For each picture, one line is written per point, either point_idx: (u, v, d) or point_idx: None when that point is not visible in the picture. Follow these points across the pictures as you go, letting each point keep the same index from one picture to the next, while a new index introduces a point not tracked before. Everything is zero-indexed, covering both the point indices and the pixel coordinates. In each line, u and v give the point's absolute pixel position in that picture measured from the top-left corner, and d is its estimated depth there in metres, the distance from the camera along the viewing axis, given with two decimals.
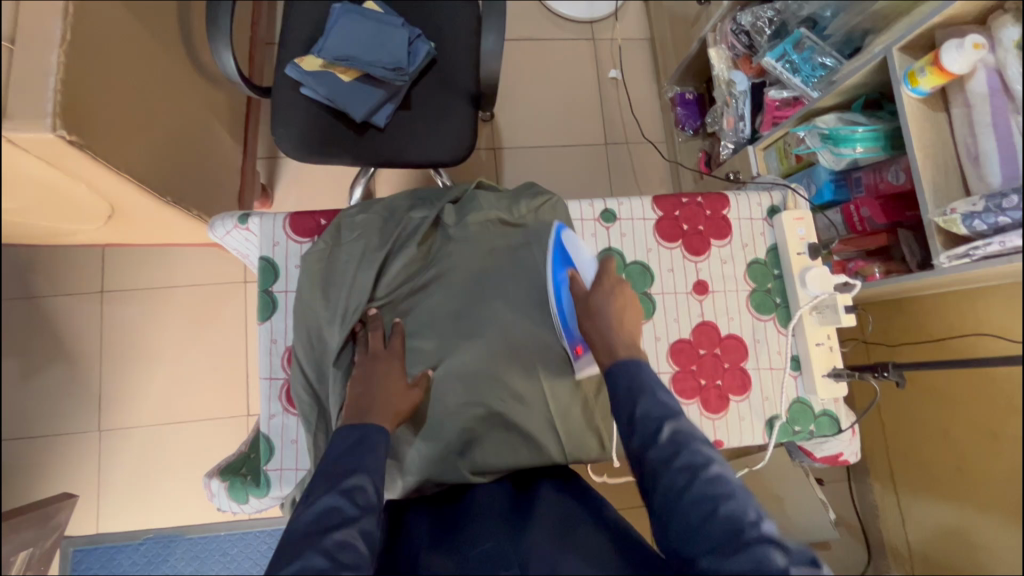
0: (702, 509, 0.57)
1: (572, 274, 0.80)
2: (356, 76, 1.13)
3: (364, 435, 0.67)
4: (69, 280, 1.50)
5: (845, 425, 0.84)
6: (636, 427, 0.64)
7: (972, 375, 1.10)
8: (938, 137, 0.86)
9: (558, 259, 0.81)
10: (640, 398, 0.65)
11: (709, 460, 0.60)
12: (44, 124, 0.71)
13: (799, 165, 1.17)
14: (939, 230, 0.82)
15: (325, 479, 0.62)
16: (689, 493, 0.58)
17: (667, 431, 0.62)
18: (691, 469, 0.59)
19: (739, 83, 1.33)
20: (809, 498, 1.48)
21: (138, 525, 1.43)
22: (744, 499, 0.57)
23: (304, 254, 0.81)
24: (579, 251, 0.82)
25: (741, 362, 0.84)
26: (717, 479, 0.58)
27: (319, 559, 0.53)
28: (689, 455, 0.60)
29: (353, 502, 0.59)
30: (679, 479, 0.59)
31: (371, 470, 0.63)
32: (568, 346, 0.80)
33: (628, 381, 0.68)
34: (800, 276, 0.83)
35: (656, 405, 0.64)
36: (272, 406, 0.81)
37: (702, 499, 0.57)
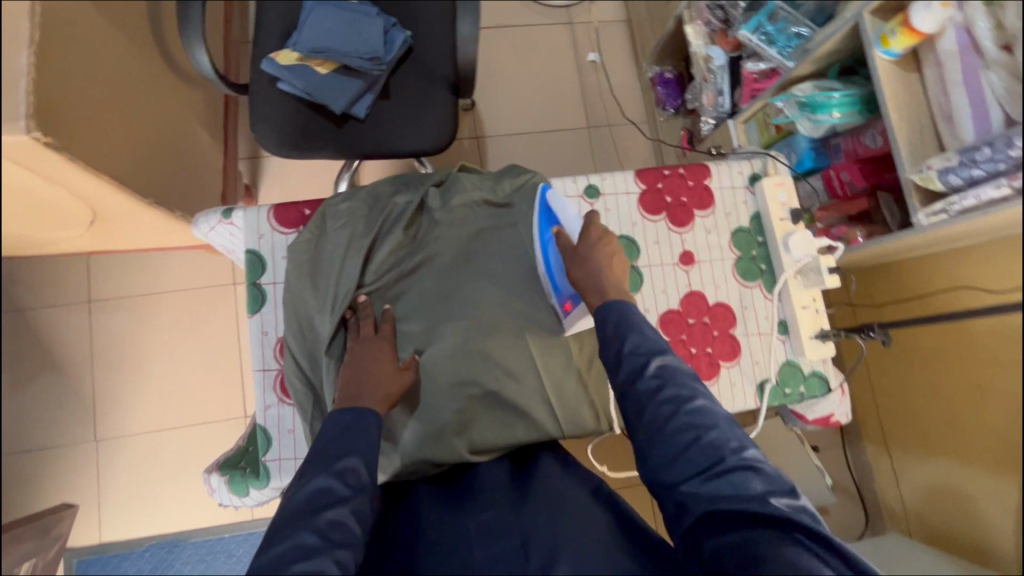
0: (686, 438, 0.59)
1: (556, 233, 0.80)
2: (333, 67, 1.12)
3: (356, 419, 0.66)
4: (55, 292, 1.49)
5: (834, 385, 0.86)
6: (623, 361, 0.65)
7: (955, 332, 1.13)
8: (912, 97, 0.87)
9: (544, 219, 0.82)
10: (629, 335, 0.66)
11: (694, 392, 0.62)
12: (18, 126, 0.70)
13: (779, 135, 1.18)
14: (917, 188, 0.84)
15: (317, 460, 0.62)
16: (673, 424, 0.60)
17: (653, 366, 0.63)
18: (676, 401, 0.61)
19: (717, 58, 1.33)
20: (807, 465, 1.51)
21: (141, 532, 1.43)
22: (726, 430, 0.60)
23: (289, 245, 0.82)
24: (564, 207, 0.81)
25: (730, 330, 0.85)
26: (701, 411, 0.60)
27: (310, 536, 0.54)
28: (674, 387, 0.62)
29: (345, 483, 0.60)
30: (664, 410, 0.61)
31: (363, 451, 0.64)
32: (557, 303, 0.82)
33: (616, 321, 0.69)
34: (784, 242, 0.85)
35: (643, 340, 0.65)
36: (267, 397, 0.81)
37: (687, 428, 0.59)
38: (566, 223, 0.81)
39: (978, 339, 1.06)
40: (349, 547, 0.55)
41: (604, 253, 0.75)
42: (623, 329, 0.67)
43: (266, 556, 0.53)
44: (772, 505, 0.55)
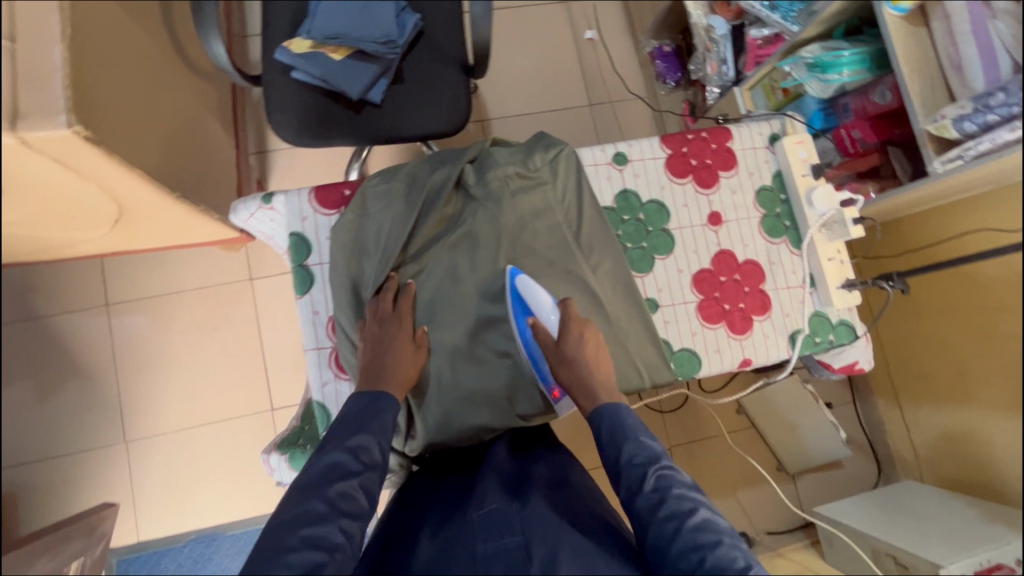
0: (692, 558, 0.60)
1: (532, 323, 0.80)
2: (347, 53, 1.13)
3: (374, 400, 0.74)
4: (74, 297, 1.49)
5: (861, 331, 0.90)
6: (623, 471, 0.69)
7: (959, 277, 1.17)
8: (922, 51, 0.91)
9: (519, 311, 0.82)
10: (625, 443, 0.70)
11: (695, 506, 0.64)
12: (59, 120, 0.71)
13: (787, 98, 1.21)
14: (932, 137, 0.87)
15: (336, 434, 0.70)
16: (677, 543, 0.61)
17: (652, 478, 0.67)
18: (678, 517, 0.63)
19: (718, 27, 1.35)
20: (820, 422, 1.59)
21: (179, 528, 1.45)
22: (732, 548, 0.60)
23: (326, 242, 0.84)
24: (535, 297, 0.81)
25: (759, 285, 0.89)
26: (704, 526, 0.62)
27: (320, 504, 0.62)
28: (674, 502, 0.64)
29: (357, 459, 0.67)
30: (667, 527, 0.63)
31: (376, 431, 0.71)
32: (545, 390, 0.82)
33: (612, 424, 0.73)
34: (807, 197, 0.88)
35: (640, 450, 0.69)
36: (324, 376, 0.84)
37: (691, 548, 0.60)
38: (542, 315, 0.82)
39: (985, 287, 1.10)
40: (354, 518, 0.63)
41: (585, 331, 0.80)
42: (620, 433, 0.71)
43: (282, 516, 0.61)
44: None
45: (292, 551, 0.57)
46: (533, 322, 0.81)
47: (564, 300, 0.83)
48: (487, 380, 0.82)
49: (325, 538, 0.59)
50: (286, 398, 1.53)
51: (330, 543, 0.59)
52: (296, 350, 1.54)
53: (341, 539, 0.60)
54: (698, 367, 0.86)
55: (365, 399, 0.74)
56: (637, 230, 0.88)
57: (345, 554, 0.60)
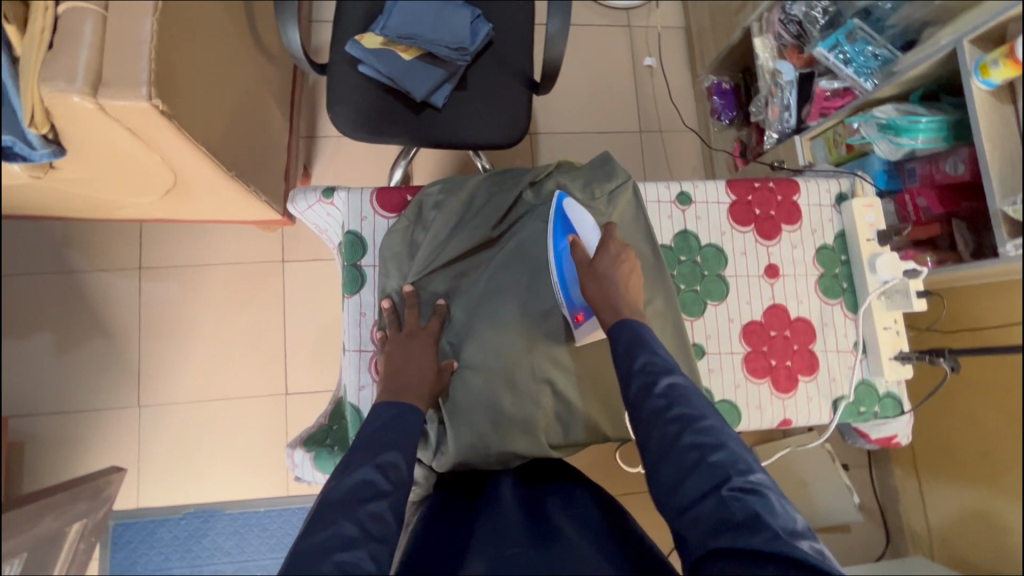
0: (690, 456, 0.60)
1: (572, 240, 0.81)
2: (417, 54, 1.13)
3: (401, 412, 0.70)
4: (108, 256, 1.50)
5: (907, 407, 0.87)
6: (633, 377, 0.67)
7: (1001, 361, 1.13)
8: (1006, 129, 0.88)
9: (558, 229, 0.82)
10: (642, 351, 0.69)
11: (703, 414, 0.63)
12: (140, 92, 0.72)
13: (850, 154, 1.18)
14: (1006, 220, 0.85)
15: (363, 451, 0.65)
16: (681, 441, 0.61)
17: (664, 384, 0.66)
18: (685, 420, 0.62)
19: (786, 73, 1.34)
20: (835, 484, 1.55)
21: (179, 500, 1.45)
22: (734, 453, 0.60)
23: (379, 244, 0.85)
24: (579, 217, 0.83)
25: (809, 345, 0.86)
26: (708, 430, 0.61)
27: (351, 527, 0.57)
28: (683, 406, 0.63)
29: (387, 477, 0.62)
30: (670, 430, 0.62)
31: (407, 449, 0.67)
32: (569, 312, 0.82)
33: (630, 338, 0.71)
34: (869, 262, 0.86)
35: (657, 358, 0.68)
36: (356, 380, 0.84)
37: (692, 447, 0.60)
38: (582, 235, 0.83)
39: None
40: (384, 543, 0.57)
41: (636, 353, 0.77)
42: (635, 345, 0.70)
43: (308, 540, 0.56)
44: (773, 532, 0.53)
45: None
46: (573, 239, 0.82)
47: (608, 224, 0.83)
48: (522, 406, 0.80)
49: (355, 565, 0.54)
50: (301, 384, 1.53)
51: (360, 571, 0.53)
52: (317, 338, 1.54)
53: (372, 566, 0.54)
54: (737, 421, 0.84)
55: (407, 405, 0.71)
56: (692, 273, 0.87)
57: None
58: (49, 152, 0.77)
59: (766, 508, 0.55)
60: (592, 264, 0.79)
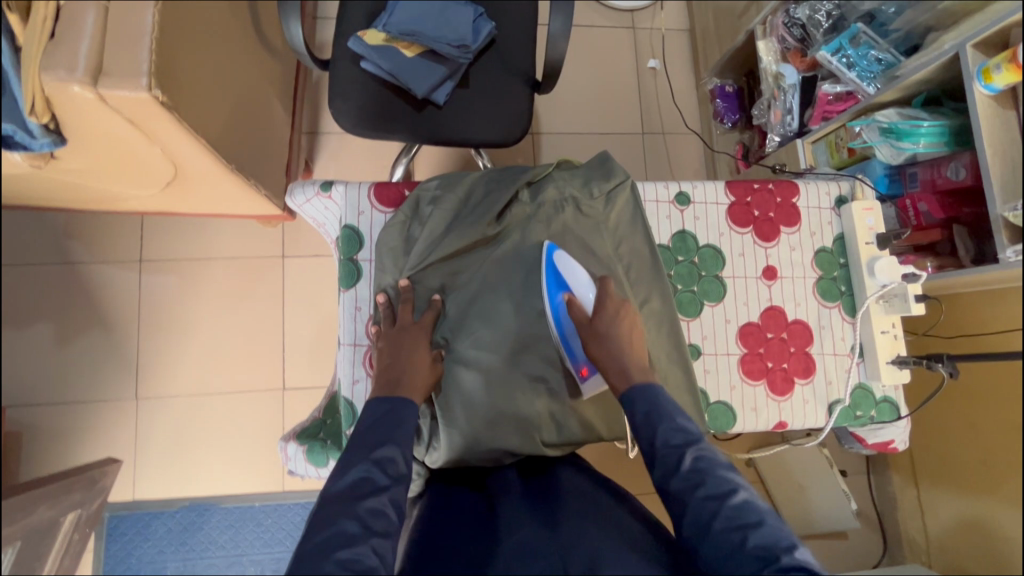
0: (732, 537, 0.59)
1: (569, 298, 0.79)
2: (419, 51, 1.13)
3: (393, 408, 0.71)
4: (108, 248, 1.51)
5: (904, 412, 0.86)
6: (657, 457, 0.67)
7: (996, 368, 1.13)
8: (1008, 135, 0.88)
9: (554, 284, 0.80)
10: (660, 424, 0.68)
11: (736, 487, 0.63)
12: (140, 83, 0.72)
13: (852, 158, 1.18)
14: (1007, 224, 0.84)
15: (359, 447, 0.66)
16: (717, 523, 0.60)
17: (690, 460, 0.65)
18: (718, 497, 0.62)
19: (789, 76, 1.33)
20: (832, 490, 1.55)
21: (174, 493, 1.45)
22: (774, 528, 0.59)
23: (376, 239, 0.85)
24: (573, 273, 0.81)
25: (806, 347, 0.86)
26: (744, 506, 0.61)
27: (352, 524, 0.58)
28: (712, 484, 0.63)
29: (384, 472, 0.64)
30: (707, 509, 0.61)
31: (403, 443, 0.68)
32: (574, 367, 0.81)
33: (646, 409, 0.70)
34: (868, 266, 0.85)
35: (676, 432, 0.67)
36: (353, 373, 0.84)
37: (731, 527, 0.59)
38: (578, 291, 0.81)
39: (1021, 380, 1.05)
40: (386, 536, 0.59)
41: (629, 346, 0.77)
42: (654, 415, 0.69)
43: (313, 541, 0.57)
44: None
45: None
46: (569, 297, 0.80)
47: (602, 276, 0.82)
48: (517, 403, 0.80)
49: (358, 560, 0.55)
50: (299, 379, 1.53)
51: (364, 566, 0.55)
52: (316, 334, 1.54)
53: (377, 559, 0.56)
54: (732, 423, 0.84)
55: (400, 399, 0.71)
56: (689, 273, 0.87)
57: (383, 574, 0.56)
58: (49, 141, 0.77)
59: None
60: (593, 324, 0.78)
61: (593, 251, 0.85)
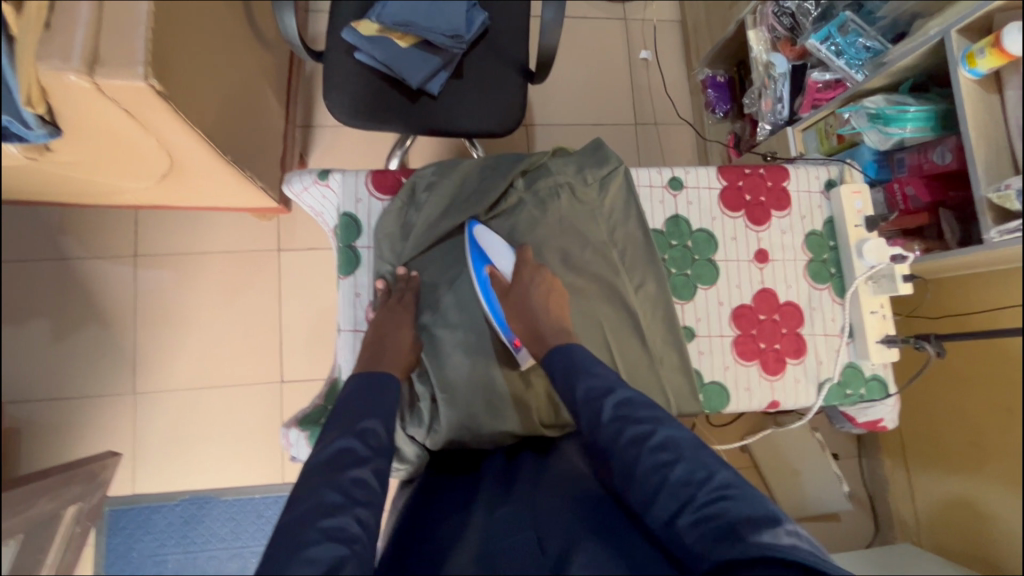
0: (654, 476, 0.60)
1: (490, 269, 0.82)
2: (413, 42, 1.14)
3: (375, 380, 0.74)
4: (102, 244, 1.50)
5: (893, 390, 0.89)
6: (581, 409, 0.68)
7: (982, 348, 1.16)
8: (991, 118, 0.90)
9: (477, 257, 0.84)
10: (580, 380, 0.70)
11: (653, 426, 0.64)
12: (137, 73, 0.72)
13: (841, 145, 1.19)
14: (992, 206, 0.86)
15: (340, 422, 0.68)
16: (639, 464, 0.61)
17: (609, 409, 0.66)
18: (638, 439, 0.62)
19: (779, 65, 1.35)
20: (825, 472, 1.58)
21: (174, 487, 1.45)
22: (692, 461, 0.60)
23: (374, 225, 0.85)
24: (493, 245, 0.84)
25: (798, 328, 0.88)
26: (662, 445, 0.62)
27: (335, 495, 0.60)
28: (631, 427, 0.64)
29: (365, 444, 0.66)
30: (629, 452, 0.62)
31: (383, 414, 0.71)
32: (506, 338, 0.83)
33: (565, 368, 0.73)
34: (857, 248, 0.87)
35: (595, 386, 0.69)
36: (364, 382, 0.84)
37: (652, 466, 0.60)
38: (499, 262, 0.84)
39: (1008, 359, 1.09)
40: (370, 508, 0.61)
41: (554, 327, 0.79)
42: (573, 373, 0.72)
43: (295, 511, 0.58)
44: (758, 540, 0.51)
45: (310, 546, 0.54)
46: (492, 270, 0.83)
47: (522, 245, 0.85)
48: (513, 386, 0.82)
49: (342, 529, 0.56)
50: (297, 372, 1.54)
51: (348, 533, 0.56)
52: (314, 327, 1.55)
53: (359, 528, 0.57)
54: (726, 402, 0.85)
55: (381, 372, 0.75)
56: (683, 257, 0.88)
57: (365, 544, 0.57)
58: (46, 133, 0.78)
59: (743, 508, 0.54)
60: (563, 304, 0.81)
61: (588, 237, 0.86)
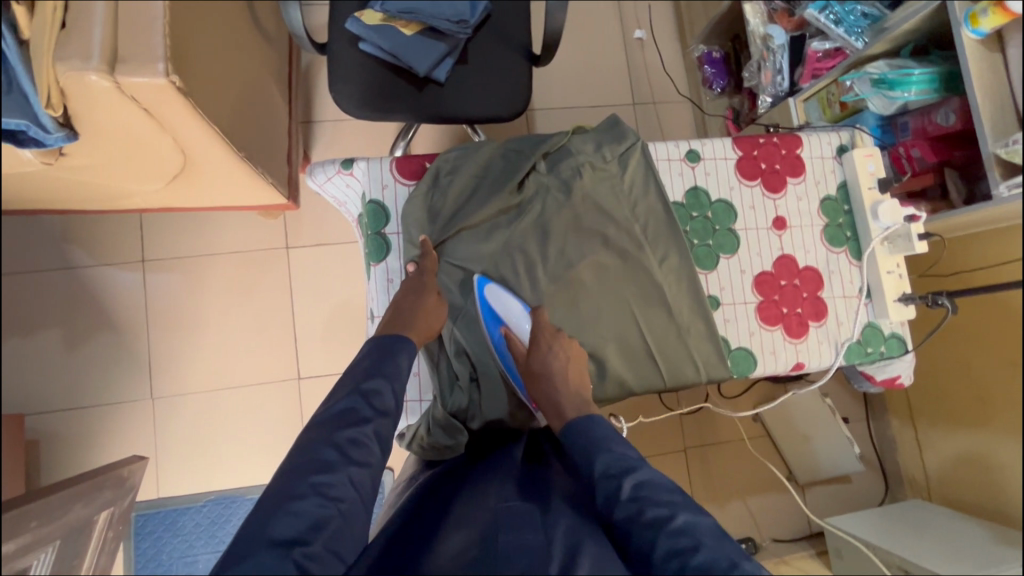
0: (674, 567, 0.59)
1: (504, 332, 0.84)
2: (417, 29, 1.13)
3: (389, 343, 0.76)
4: (108, 250, 1.49)
5: (910, 346, 0.91)
6: (598, 482, 0.68)
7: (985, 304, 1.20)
8: (995, 76, 0.92)
9: (490, 319, 0.85)
10: (598, 454, 0.70)
11: (674, 511, 0.64)
12: (158, 69, 0.72)
13: (845, 112, 1.22)
14: (999, 162, 0.89)
15: (351, 381, 0.72)
16: (658, 551, 0.61)
17: (628, 487, 0.66)
18: (657, 523, 0.63)
19: (778, 37, 1.36)
20: (837, 436, 1.61)
21: (198, 488, 1.46)
22: (713, 550, 0.60)
23: (402, 211, 0.86)
24: (506, 307, 0.84)
25: (817, 292, 0.90)
26: (683, 530, 0.62)
27: (331, 452, 0.65)
28: (652, 509, 0.64)
29: (370, 404, 0.70)
30: (646, 536, 0.63)
31: (390, 377, 0.74)
32: (525, 399, 0.85)
33: (584, 440, 0.73)
34: (871, 210, 0.89)
35: (614, 460, 0.69)
36: (412, 393, 0.87)
37: (672, 556, 0.60)
38: (515, 325, 0.85)
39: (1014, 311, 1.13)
40: (363, 467, 0.65)
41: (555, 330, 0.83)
42: (592, 448, 0.71)
43: (297, 460, 0.64)
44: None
45: (297, 499, 0.60)
46: (506, 332, 0.85)
47: (538, 307, 0.85)
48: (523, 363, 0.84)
49: (331, 487, 0.62)
50: (314, 368, 1.54)
51: (336, 491, 0.62)
52: (327, 322, 1.55)
53: (349, 489, 0.63)
54: (753, 366, 0.88)
55: (400, 336, 0.77)
56: (704, 227, 0.90)
57: (353, 505, 0.62)
58: (64, 136, 0.76)
59: None
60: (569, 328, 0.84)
61: (612, 213, 0.87)
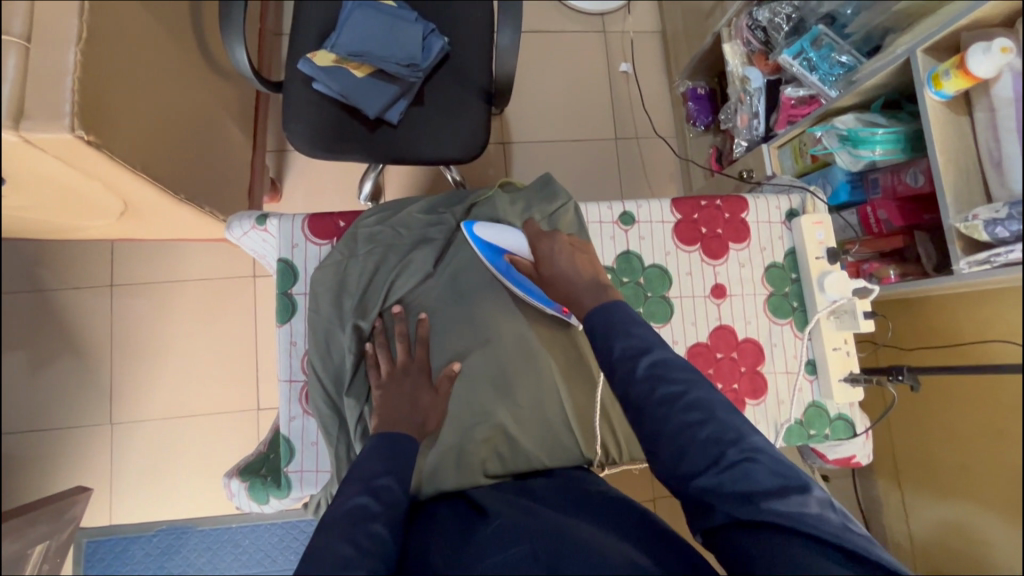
0: (685, 437, 0.62)
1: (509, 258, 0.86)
2: (369, 71, 1.12)
3: (392, 441, 0.72)
4: (77, 274, 1.51)
5: (860, 429, 0.86)
6: (615, 363, 0.68)
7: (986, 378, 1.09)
8: (961, 142, 0.86)
9: (492, 253, 0.87)
10: (616, 339, 0.70)
11: (688, 387, 0.65)
12: (62, 124, 0.71)
13: (815, 165, 1.17)
14: (960, 236, 0.83)
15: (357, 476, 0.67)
16: (672, 423, 0.63)
17: (644, 366, 0.66)
18: (671, 401, 0.64)
19: (754, 80, 1.32)
20: None
21: (148, 517, 1.45)
22: (723, 424, 0.63)
23: (311, 274, 0.86)
24: (501, 236, 0.87)
25: (757, 366, 0.86)
26: (694, 405, 0.64)
27: (346, 547, 0.59)
28: (667, 385, 0.65)
29: (378, 500, 0.65)
30: (660, 412, 0.64)
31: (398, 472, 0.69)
32: (556, 310, 0.88)
33: (603, 321, 0.73)
34: (818, 282, 0.85)
35: (631, 344, 0.68)
36: (309, 464, 0.85)
37: (684, 428, 0.63)
38: (513, 247, 0.88)
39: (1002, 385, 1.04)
40: (380, 557, 0.59)
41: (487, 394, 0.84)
42: (611, 333, 0.71)
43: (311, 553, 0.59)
44: (774, 508, 0.59)
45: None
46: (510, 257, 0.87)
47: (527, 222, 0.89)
48: (472, 427, 0.82)
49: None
50: (273, 400, 1.53)
51: None
52: None
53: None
54: None
55: (399, 435, 0.73)
56: (635, 293, 0.86)
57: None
58: None
59: (770, 469, 0.61)
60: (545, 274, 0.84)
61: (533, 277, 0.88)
